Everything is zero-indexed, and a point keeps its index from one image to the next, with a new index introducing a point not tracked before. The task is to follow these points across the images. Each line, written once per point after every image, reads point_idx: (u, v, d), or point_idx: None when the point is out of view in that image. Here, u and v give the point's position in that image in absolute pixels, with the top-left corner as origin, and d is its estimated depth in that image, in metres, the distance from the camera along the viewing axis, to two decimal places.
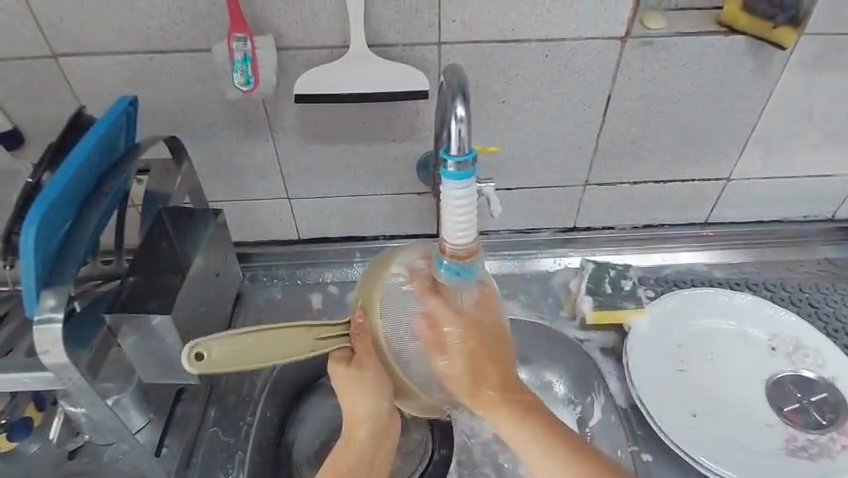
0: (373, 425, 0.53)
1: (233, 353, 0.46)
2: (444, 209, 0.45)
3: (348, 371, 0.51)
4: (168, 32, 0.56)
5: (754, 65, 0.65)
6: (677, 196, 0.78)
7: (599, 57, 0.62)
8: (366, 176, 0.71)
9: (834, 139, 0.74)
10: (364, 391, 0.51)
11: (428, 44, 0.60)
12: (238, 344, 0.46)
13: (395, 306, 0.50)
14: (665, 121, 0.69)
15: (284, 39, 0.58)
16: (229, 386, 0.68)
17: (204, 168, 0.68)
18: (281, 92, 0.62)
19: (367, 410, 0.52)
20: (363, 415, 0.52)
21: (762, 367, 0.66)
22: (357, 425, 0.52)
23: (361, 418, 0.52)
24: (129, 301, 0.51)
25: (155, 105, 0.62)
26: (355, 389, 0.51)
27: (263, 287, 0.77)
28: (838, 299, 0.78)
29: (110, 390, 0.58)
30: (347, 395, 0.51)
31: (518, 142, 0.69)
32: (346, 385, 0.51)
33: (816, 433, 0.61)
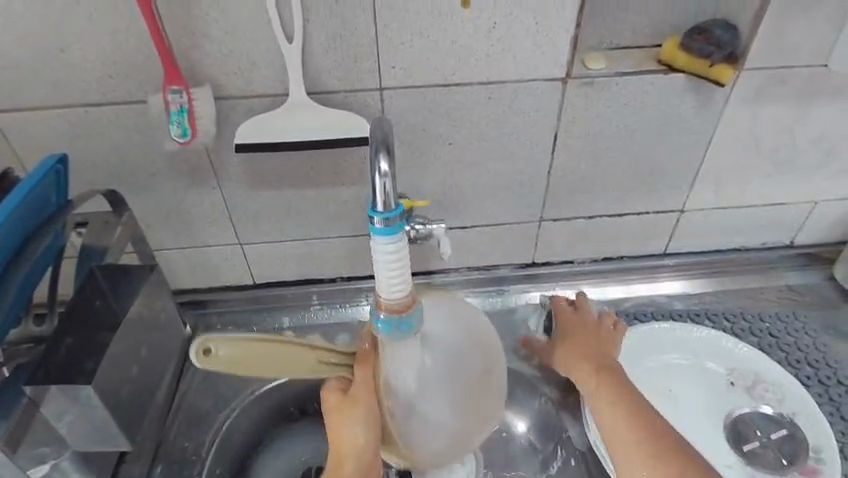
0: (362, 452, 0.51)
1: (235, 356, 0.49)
2: (376, 263, 0.44)
3: (344, 402, 0.51)
4: (103, 85, 0.56)
5: (696, 101, 0.66)
6: (632, 229, 0.78)
7: (542, 98, 0.63)
8: (318, 220, 0.70)
9: (784, 169, 0.75)
10: (355, 418, 0.50)
11: (370, 90, 0.59)
12: (244, 349, 0.49)
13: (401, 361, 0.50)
14: (615, 158, 0.69)
15: (222, 89, 0.57)
16: (176, 443, 0.66)
17: (151, 218, 0.67)
18: (224, 140, 0.61)
19: (355, 437, 0.50)
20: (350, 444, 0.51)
21: (722, 403, 0.65)
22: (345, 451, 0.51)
23: (346, 442, 0.51)
24: (56, 368, 0.50)
25: (96, 157, 0.61)
26: (348, 420, 0.50)
27: (217, 335, 0.75)
28: (799, 328, 0.78)
29: (47, 456, 0.55)
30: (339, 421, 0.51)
31: (470, 182, 0.69)
32: (338, 412, 0.51)
33: (778, 474, 0.60)
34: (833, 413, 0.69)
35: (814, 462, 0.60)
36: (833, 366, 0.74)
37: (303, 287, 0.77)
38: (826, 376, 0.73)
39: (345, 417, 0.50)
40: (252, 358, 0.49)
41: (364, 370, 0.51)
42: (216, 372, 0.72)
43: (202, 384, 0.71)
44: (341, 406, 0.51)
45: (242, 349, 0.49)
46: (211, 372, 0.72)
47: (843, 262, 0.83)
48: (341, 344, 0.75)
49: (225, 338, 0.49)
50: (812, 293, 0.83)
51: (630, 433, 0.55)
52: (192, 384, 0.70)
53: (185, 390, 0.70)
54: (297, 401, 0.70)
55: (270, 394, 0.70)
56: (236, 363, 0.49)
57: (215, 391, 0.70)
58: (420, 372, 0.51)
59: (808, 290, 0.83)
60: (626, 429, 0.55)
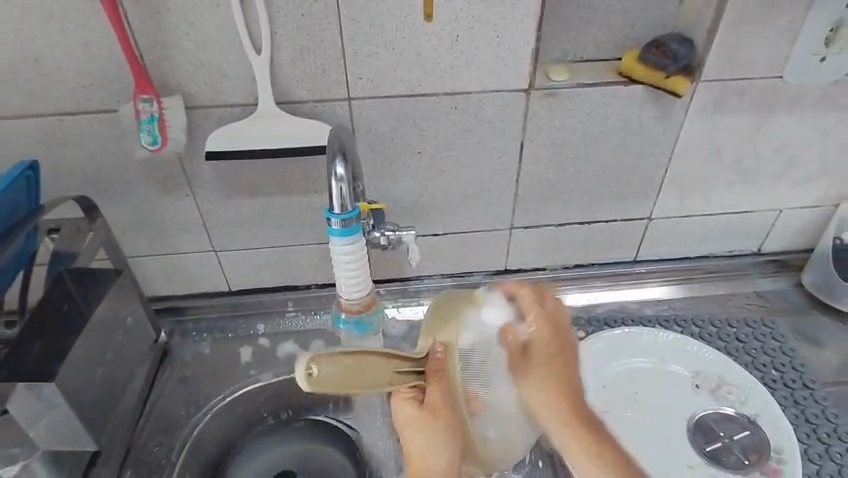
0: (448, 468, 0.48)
1: (340, 376, 0.46)
2: (335, 264, 0.47)
3: (420, 418, 0.48)
4: (77, 95, 0.58)
5: (657, 112, 0.68)
6: (602, 236, 0.80)
7: (506, 108, 0.65)
8: (291, 227, 0.71)
9: (748, 178, 0.77)
10: (438, 433, 0.48)
11: (338, 100, 0.61)
12: (343, 366, 0.46)
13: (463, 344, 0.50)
14: (581, 166, 0.71)
15: (193, 98, 0.59)
16: (147, 447, 0.66)
17: (125, 225, 0.68)
18: (196, 148, 0.62)
19: (439, 452, 0.48)
20: (434, 462, 0.47)
21: (686, 405, 0.67)
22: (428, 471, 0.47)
23: (428, 459, 0.48)
24: (32, 369, 0.52)
25: (70, 164, 0.62)
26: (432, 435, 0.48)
27: (192, 342, 0.76)
28: (768, 333, 0.79)
29: (17, 456, 0.57)
30: (419, 440, 0.48)
31: (440, 190, 0.71)
32: (417, 429, 0.48)
33: (739, 473, 0.61)
34: (798, 415, 0.69)
35: (776, 462, 0.61)
36: (798, 370, 0.75)
37: (278, 294, 0.78)
38: (792, 379, 0.73)
39: (428, 430, 0.48)
40: (347, 380, 0.46)
41: (438, 379, 0.49)
42: (189, 378, 0.73)
43: (174, 390, 0.72)
44: (422, 420, 0.48)
45: (349, 368, 0.46)
46: (185, 378, 0.73)
47: (810, 270, 0.84)
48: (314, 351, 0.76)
49: (326, 358, 0.46)
50: (780, 299, 0.85)
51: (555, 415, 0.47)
52: (166, 390, 0.71)
53: (157, 396, 0.70)
54: (269, 405, 0.73)
55: (244, 399, 0.72)
56: (344, 386, 0.45)
57: (189, 396, 0.71)
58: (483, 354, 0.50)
59: (776, 296, 0.85)
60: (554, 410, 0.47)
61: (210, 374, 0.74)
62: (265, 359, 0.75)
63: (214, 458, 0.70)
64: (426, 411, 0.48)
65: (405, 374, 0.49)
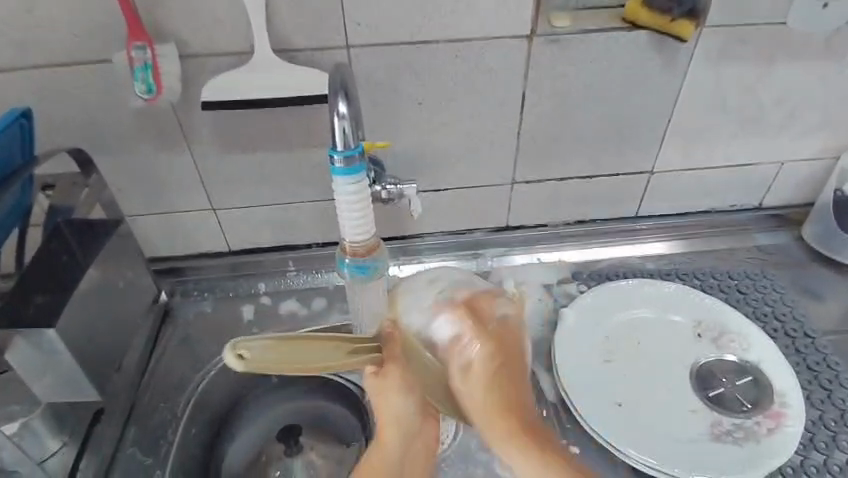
0: (404, 428, 0.48)
1: (276, 358, 0.41)
2: (339, 205, 0.46)
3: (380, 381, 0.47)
4: (66, 43, 0.56)
5: (661, 60, 0.67)
6: (604, 191, 0.79)
7: (508, 55, 0.64)
8: (291, 183, 0.70)
9: (750, 129, 0.76)
10: (396, 393, 0.47)
11: (336, 47, 0.60)
12: (280, 347, 0.42)
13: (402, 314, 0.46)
14: (583, 117, 0.70)
15: (188, 46, 0.57)
16: (150, 405, 0.65)
17: (120, 182, 0.67)
18: (192, 100, 0.61)
19: (399, 412, 0.47)
20: (391, 416, 0.48)
21: (688, 353, 0.67)
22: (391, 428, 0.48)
23: (390, 417, 0.48)
24: (37, 319, 0.51)
25: (64, 118, 0.61)
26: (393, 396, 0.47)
27: (194, 301, 0.76)
28: (768, 285, 0.79)
29: (16, 414, 0.58)
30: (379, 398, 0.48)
31: (441, 143, 0.70)
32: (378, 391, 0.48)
33: (742, 417, 0.61)
34: (799, 363, 0.70)
35: (779, 406, 0.62)
36: (799, 320, 0.75)
37: (277, 254, 0.77)
38: (793, 328, 0.74)
39: (384, 395, 0.47)
40: (288, 362, 0.41)
41: (391, 346, 0.46)
42: (192, 337, 0.73)
43: (177, 348, 0.71)
44: (378, 384, 0.47)
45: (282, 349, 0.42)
46: (187, 337, 0.73)
47: (809, 223, 0.84)
48: (316, 309, 0.75)
49: (257, 341, 0.41)
50: (781, 253, 0.85)
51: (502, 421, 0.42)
52: (168, 348, 0.71)
53: (160, 355, 0.70)
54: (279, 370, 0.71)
55: None
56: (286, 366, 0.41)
57: (192, 353, 0.71)
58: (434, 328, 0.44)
59: (777, 250, 0.85)
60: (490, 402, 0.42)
61: (212, 333, 0.73)
62: (268, 318, 0.75)
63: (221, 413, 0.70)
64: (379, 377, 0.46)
65: (357, 345, 0.46)
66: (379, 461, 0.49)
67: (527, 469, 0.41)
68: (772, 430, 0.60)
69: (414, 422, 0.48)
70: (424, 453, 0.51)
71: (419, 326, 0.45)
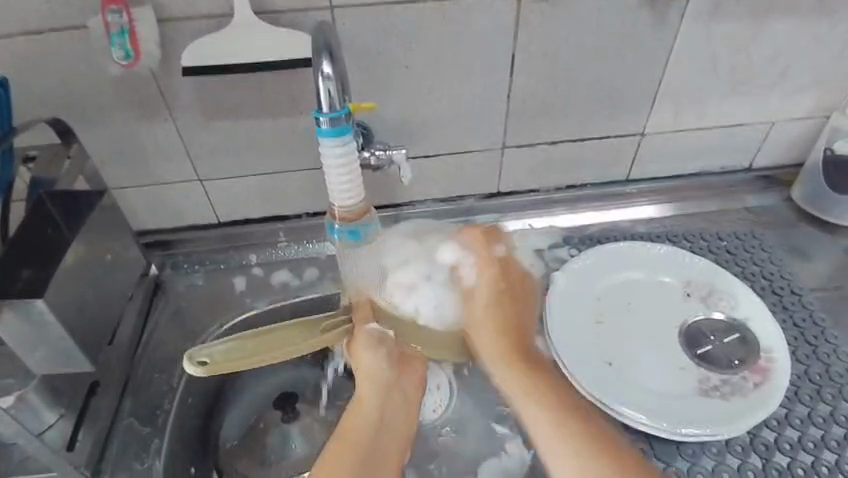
0: (384, 382, 0.55)
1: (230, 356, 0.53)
2: (326, 167, 0.45)
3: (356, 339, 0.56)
4: (37, 8, 0.54)
5: (652, 17, 0.65)
6: (595, 154, 0.79)
7: (497, 15, 0.62)
8: (278, 152, 0.69)
9: (742, 89, 0.75)
10: (369, 353, 0.56)
11: (319, 9, 0.58)
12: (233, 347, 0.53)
13: (394, 282, 0.53)
14: (574, 79, 0.69)
15: (165, 10, 0.55)
16: (145, 376, 0.66)
17: (103, 154, 0.65)
18: (172, 67, 0.59)
19: (377, 369, 0.55)
20: (372, 373, 0.55)
21: (678, 313, 0.68)
22: (370, 381, 0.55)
23: (370, 372, 0.55)
24: (29, 291, 0.51)
25: (41, 89, 0.59)
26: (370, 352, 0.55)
27: (184, 274, 0.75)
28: (757, 245, 0.80)
29: (11, 388, 0.60)
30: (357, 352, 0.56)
31: (430, 108, 0.68)
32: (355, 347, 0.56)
33: (730, 373, 0.63)
34: (786, 320, 0.71)
35: (765, 361, 0.63)
36: (786, 279, 0.76)
37: (268, 224, 0.77)
38: (780, 286, 0.75)
39: (362, 358, 0.56)
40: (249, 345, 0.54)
41: (360, 312, 0.56)
42: (184, 309, 0.73)
43: (171, 319, 0.72)
44: (356, 350, 0.56)
45: (231, 350, 0.53)
46: (179, 309, 0.73)
47: (799, 184, 0.85)
48: (308, 279, 0.75)
49: (216, 347, 0.53)
50: (771, 214, 0.85)
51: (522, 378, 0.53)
52: (159, 321, 0.71)
53: (154, 328, 0.70)
54: None
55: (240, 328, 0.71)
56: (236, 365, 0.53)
57: (184, 326, 0.71)
58: (444, 283, 0.53)
59: (766, 210, 0.86)
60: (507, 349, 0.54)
61: (204, 304, 0.73)
62: (260, 290, 0.75)
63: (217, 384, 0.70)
64: (356, 341, 0.56)
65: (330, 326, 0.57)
66: (362, 414, 0.53)
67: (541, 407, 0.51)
68: (758, 385, 0.61)
69: (390, 374, 0.56)
70: (403, 402, 0.56)
71: (409, 280, 0.53)
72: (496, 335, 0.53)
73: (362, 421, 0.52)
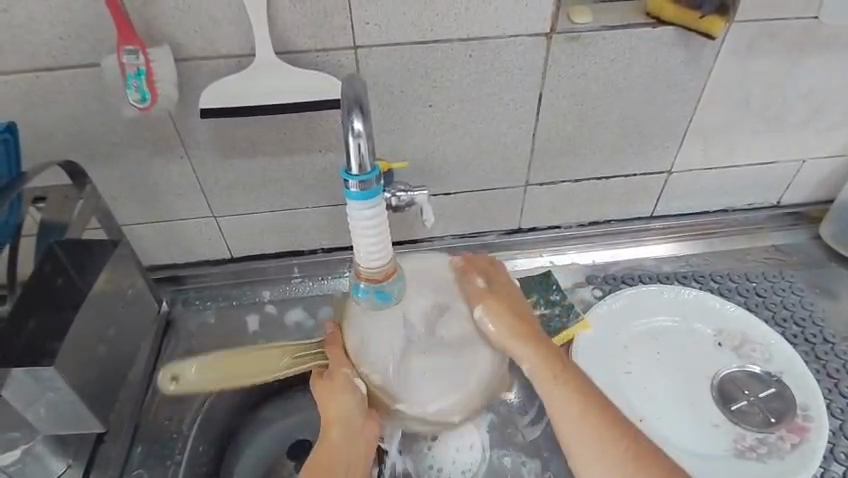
0: (351, 427, 0.49)
1: None
2: (353, 230, 0.42)
3: (323, 382, 0.50)
4: (51, 48, 0.52)
5: (686, 55, 0.63)
6: (620, 191, 0.76)
7: (525, 55, 0.60)
8: (294, 189, 0.66)
9: (774, 127, 0.72)
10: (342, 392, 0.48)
11: (343, 49, 0.56)
12: None
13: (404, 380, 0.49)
14: (601, 117, 0.67)
15: (184, 49, 0.53)
16: (155, 423, 0.63)
17: (115, 191, 0.63)
18: (189, 106, 0.57)
19: (345, 413, 0.48)
20: (338, 413, 0.48)
21: (709, 364, 0.66)
22: (334, 423, 0.48)
23: (337, 418, 0.48)
24: (33, 349, 0.48)
25: (52, 126, 0.57)
26: (335, 397, 0.49)
27: (195, 311, 0.73)
28: (786, 287, 0.77)
29: (17, 440, 0.54)
30: (324, 392, 0.49)
31: (453, 147, 0.66)
32: (322, 388, 0.50)
33: (765, 432, 0.60)
34: (819, 371, 0.68)
35: (802, 419, 0.60)
36: (818, 325, 0.73)
37: (280, 261, 0.74)
38: (812, 334, 0.72)
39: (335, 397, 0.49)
40: None
41: (337, 351, 0.50)
42: (196, 349, 0.70)
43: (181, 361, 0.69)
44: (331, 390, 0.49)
45: None
46: (190, 349, 0.70)
47: (828, 222, 0.81)
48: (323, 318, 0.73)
49: None
50: (800, 253, 0.82)
51: (547, 382, 0.50)
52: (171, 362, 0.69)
53: (163, 370, 0.68)
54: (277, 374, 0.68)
55: None
56: None
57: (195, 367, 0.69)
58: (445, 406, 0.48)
59: (795, 249, 0.82)
60: (538, 365, 0.50)
61: (215, 345, 0.71)
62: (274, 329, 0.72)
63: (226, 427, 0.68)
64: (329, 380, 0.49)
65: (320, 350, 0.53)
66: (326, 454, 0.48)
67: (571, 417, 0.48)
68: (795, 445, 0.58)
69: (358, 417, 0.49)
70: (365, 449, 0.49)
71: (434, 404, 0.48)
72: (514, 324, 0.51)
73: (326, 455, 0.48)
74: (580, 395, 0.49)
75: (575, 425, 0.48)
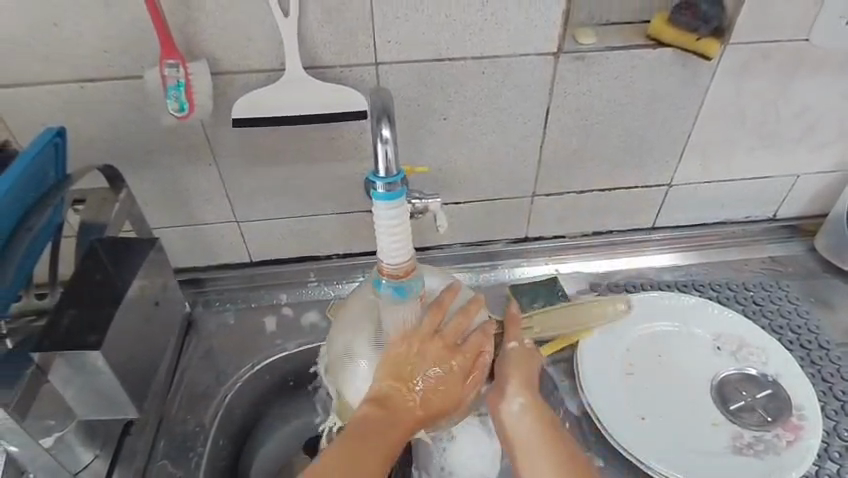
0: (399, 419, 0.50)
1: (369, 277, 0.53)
2: (378, 228, 0.47)
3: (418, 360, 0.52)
4: (97, 61, 0.56)
5: (684, 74, 0.67)
6: (623, 203, 0.80)
7: (534, 72, 0.64)
8: (314, 196, 0.70)
9: (768, 143, 0.76)
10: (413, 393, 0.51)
11: (365, 65, 0.60)
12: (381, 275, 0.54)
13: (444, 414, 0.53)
14: (605, 132, 0.71)
15: (219, 63, 0.57)
16: (178, 416, 0.66)
17: (146, 196, 0.67)
18: (220, 116, 0.61)
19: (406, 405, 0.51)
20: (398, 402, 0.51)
21: (709, 367, 0.69)
22: (392, 404, 0.50)
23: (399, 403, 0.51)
24: (74, 337, 0.51)
25: (92, 133, 0.61)
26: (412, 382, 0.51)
27: (216, 313, 0.76)
28: (783, 296, 0.80)
29: (53, 428, 0.56)
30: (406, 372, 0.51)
31: (464, 158, 0.70)
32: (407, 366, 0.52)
33: (762, 430, 0.63)
34: (815, 374, 0.71)
35: (797, 418, 0.63)
36: (814, 332, 0.76)
37: (297, 265, 0.78)
38: (808, 340, 0.75)
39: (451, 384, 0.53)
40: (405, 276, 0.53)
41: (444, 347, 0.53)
42: (214, 349, 0.73)
43: (202, 359, 0.72)
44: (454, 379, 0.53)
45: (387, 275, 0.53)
46: (209, 349, 0.73)
47: (823, 235, 0.85)
48: None
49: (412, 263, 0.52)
50: (796, 264, 0.85)
51: (522, 412, 0.55)
52: (191, 361, 0.71)
53: (185, 367, 0.71)
54: (295, 373, 0.74)
55: (272, 368, 0.73)
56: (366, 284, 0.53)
57: (215, 365, 0.71)
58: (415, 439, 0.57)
59: (791, 261, 0.86)
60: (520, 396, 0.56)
61: (234, 345, 0.73)
62: (290, 330, 0.75)
63: (244, 424, 0.71)
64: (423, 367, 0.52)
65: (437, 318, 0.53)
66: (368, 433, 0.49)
67: (542, 447, 0.53)
68: (791, 443, 0.61)
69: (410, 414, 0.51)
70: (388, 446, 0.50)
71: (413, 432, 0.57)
72: (527, 370, 0.57)
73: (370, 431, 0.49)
74: (546, 427, 0.55)
75: (546, 461, 0.53)
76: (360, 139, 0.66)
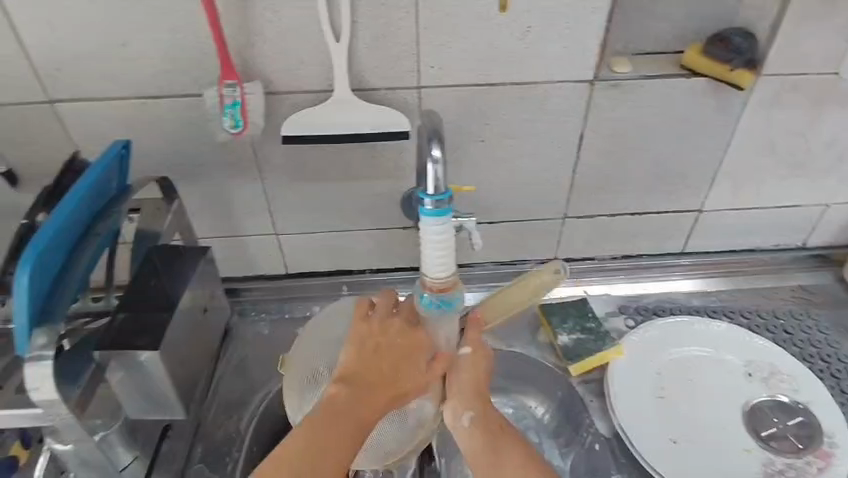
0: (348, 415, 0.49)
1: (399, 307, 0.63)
2: (424, 245, 0.49)
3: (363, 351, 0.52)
4: (159, 79, 0.60)
5: (717, 104, 0.69)
6: (652, 227, 0.81)
7: (570, 97, 0.66)
8: (352, 211, 0.73)
9: (798, 173, 0.77)
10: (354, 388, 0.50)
11: (408, 88, 0.63)
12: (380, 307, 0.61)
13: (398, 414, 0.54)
14: (637, 157, 0.73)
15: (272, 84, 0.61)
16: (216, 421, 0.69)
17: (193, 206, 0.70)
18: (269, 133, 0.64)
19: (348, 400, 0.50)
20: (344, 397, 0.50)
21: (740, 393, 0.69)
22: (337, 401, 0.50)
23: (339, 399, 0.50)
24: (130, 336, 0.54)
25: (148, 146, 0.65)
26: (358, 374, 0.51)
27: (251, 323, 0.78)
28: (813, 325, 0.80)
29: (98, 427, 0.58)
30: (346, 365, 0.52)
31: (498, 179, 0.72)
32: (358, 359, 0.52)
33: (793, 457, 0.63)
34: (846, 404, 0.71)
35: (828, 446, 0.63)
36: (845, 362, 0.76)
37: (331, 278, 0.80)
38: (838, 370, 0.75)
39: (409, 371, 0.53)
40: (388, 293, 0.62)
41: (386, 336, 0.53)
42: (249, 357, 0.75)
43: (239, 367, 0.74)
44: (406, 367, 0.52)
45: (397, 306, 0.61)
46: (245, 357, 0.75)
47: None
48: None
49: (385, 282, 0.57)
50: (827, 294, 0.85)
51: (478, 419, 0.52)
52: (228, 368, 0.73)
53: (222, 374, 0.72)
54: None
55: None
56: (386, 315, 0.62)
57: (250, 373, 0.73)
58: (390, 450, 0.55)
59: (822, 290, 0.85)
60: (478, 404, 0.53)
61: (269, 354, 0.75)
62: None
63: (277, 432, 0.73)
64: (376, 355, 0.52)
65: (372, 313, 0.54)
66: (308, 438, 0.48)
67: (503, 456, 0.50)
68: (823, 470, 0.61)
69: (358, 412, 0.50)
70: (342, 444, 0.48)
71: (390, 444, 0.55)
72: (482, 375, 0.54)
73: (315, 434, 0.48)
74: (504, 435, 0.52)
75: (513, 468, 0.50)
76: (399, 159, 0.68)
